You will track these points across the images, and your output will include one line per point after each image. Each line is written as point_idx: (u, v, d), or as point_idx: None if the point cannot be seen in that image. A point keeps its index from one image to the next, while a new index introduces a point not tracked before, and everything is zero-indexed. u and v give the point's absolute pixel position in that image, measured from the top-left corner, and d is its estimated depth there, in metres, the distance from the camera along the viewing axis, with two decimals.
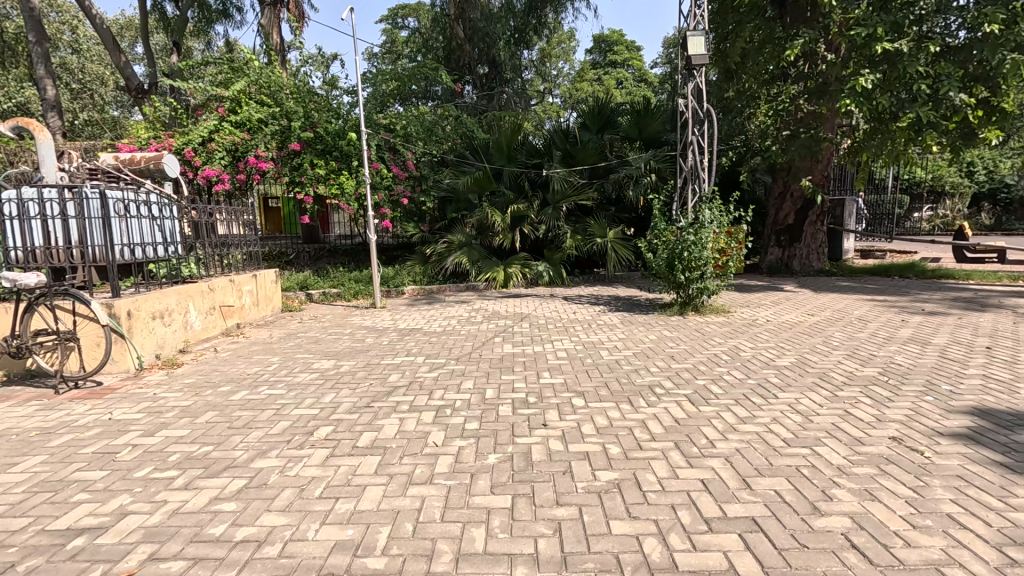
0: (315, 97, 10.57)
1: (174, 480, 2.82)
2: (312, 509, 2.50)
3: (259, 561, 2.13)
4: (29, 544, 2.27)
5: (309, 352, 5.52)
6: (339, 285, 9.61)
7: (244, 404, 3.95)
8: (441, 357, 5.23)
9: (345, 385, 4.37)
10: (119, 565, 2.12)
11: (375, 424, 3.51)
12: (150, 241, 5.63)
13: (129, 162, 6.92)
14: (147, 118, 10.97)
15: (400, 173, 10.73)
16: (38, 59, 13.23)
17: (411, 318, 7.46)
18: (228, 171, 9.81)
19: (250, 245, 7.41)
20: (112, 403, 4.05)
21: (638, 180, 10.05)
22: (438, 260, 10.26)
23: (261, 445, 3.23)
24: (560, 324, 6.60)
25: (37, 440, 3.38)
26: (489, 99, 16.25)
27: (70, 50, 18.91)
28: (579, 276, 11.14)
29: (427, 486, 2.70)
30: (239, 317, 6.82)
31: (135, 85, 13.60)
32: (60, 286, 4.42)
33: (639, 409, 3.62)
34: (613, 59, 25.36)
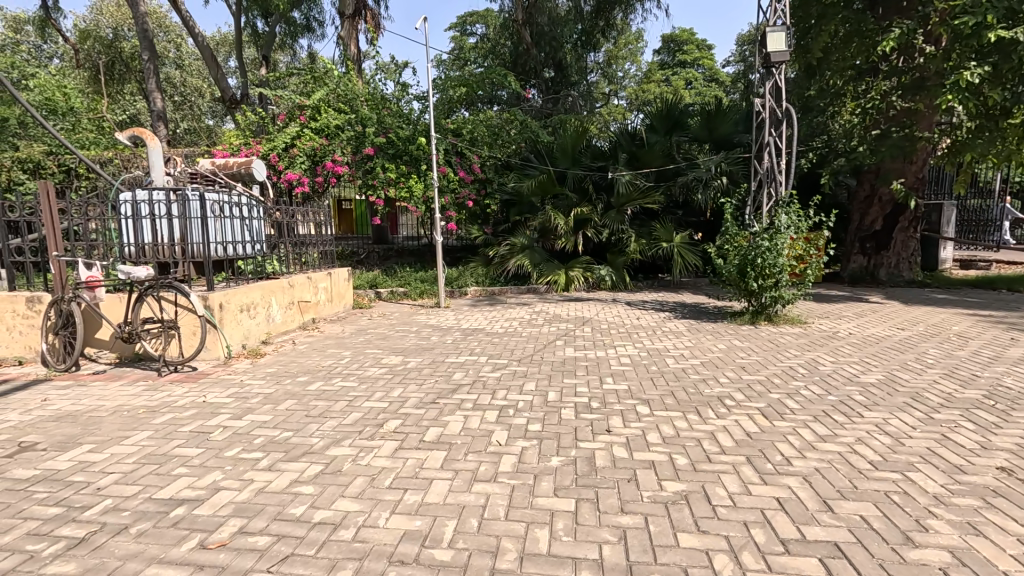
0: (388, 105, 11.03)
1: (259, 461, 3.04)
2: (382, 497, 2.62)
3: (335, 544, 2.25)
4: (139, 510, 2.54)
5: (378, 348, 5.76)
6: (406, 284, 9.98)
7: (320, 395, 4.19)
8: (503, 357, 5.30)
9: (412, 381, 4.54)
10: (213, 536, 2.31)
11: (441, 420, 3.61)
12: (240, 240, 6.11)
13: (224, 167, 7.48)
14: (238, 127, 11.89)
15: (467, 176, 10.98)
16: (148, 73, 14.69)
17: (474, 318, 7.61)
18: (307, 174, 10.44)
19: (325, 245, 7.85)
20: (206, 388, 4.43)
21: (707, 183, 9.74)
22: (501, 262, 10.37)
23: (336, 434, 3.41)
24: (623, 330, 6.50)
25: (144, 417, 3.76)
26: (554, 103, 16.28)
27: (174, 65, 20.86)
28: (643, 281, 10.91)
29: (491, 484, 2.74)
30: (314, 312, 7.25)
31: (229, 94, 14.70)
32: (165, 278, 4.85)
33: (708, 421, 3.49)
34: (682, 59, 24.60)
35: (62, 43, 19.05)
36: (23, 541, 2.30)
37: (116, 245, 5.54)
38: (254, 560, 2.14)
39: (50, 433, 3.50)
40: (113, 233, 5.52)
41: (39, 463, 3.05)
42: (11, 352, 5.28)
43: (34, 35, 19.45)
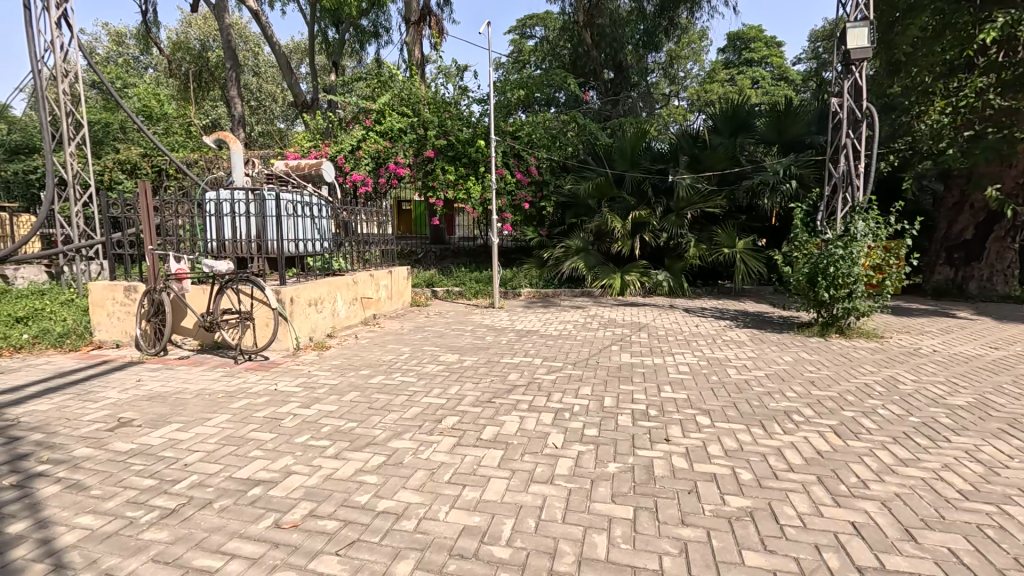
0: (449, 108, 11.29)
1: (326, 449, 3.20)
2: (442, 492, 2.69)
3: (398, 533, 2.33)
4: (221, 487, 2.74)
5: (435, 345, 5.91)
6: (461, 284, 10.18)
7: (381, 388, 4.36)
8: (558, 360, 5.30)
9: (468, 379, 4.62)
10: (286, 517, 2.46)
11: (497, 420, 3.66)
12: (310, 238, 6.45)
13: (297, 168, 7.92)
14: (308, 129, 12.52)
15: (524, 178, 11.04)
16: (231, 81, 15.77)
17: (528, 319, 7.65)
18: (371, 176, 10.84)
19: (386, 244, 8.13)
20: (277, 376, 4.71)
21: (776, 187, 9.30)
22: (555, 264, 10.32)
23: (396, 427, 3.53)
24: (681, 337, 6.33)
25: (223, 401, 4.04)
26: (613, 105, 16.08)
27: (252, 73, 22.29)
28: (702, 287, 10.58)
29: (548, 486, 2.75)
30: (375, 308, 7.53)
31: (301, 99, 15.52)
32: (244, 273, 5.19)
33: (774, 435, 3.34)
34: (749, 57, 23.61)
35: (157, 54, 20.81)
36: (124, 507, 2.53)
37: (198, 240, 5.96)
38: (324, 543, 2.26)
39: (144, 411, 3.83)
40: (197, 229, 5.96)
41: (135, 437, 3.34)
42: (109, 336, 5.83)
43: (134, 48, 21.39)
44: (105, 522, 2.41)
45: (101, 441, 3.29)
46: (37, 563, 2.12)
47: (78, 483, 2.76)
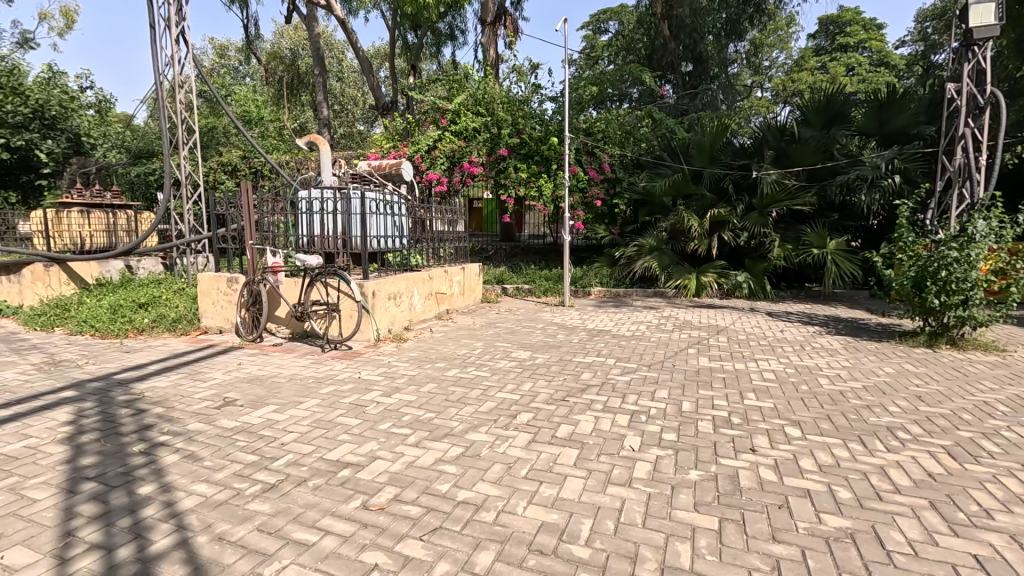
0: (521, 106, 11.39)
1: (408, 437, 3.33)
2: (519, 487, 2.71)
3: (478, 524, 2.38)
4: (314, 466, 2.93)
5: (507, 342, 5.97)
6: (531, 281, 10.22)
7: (457, 381, 4.48)
8: (632, 361, 5.19)
9: (541, 376, 4.63)
10: (373, 499, 2.59)
11: (572, 418, 3.64)
12: (390, 235, 6.73)
13: (379, 168, 8.30)
14: (386, 131, 13.07)
15: (597, 175, 10.91)
16: (319, 87, 16.81)
17: (599, 319, 7.53)
18: (445, 174, 11.12)
19: (460, 241, 8.31)
20: (361, 365, 4.97)
21: (875, 183, 8.51)
22: (627, 263, 10.11)
23: (473, 420, 3.61)
24: (764, 342, 5.98)
25: (313, 386, 4.33)
26: (691, 98, 15.45)
27: (336, 78, 23.67)
28: (786, 290, 9.94)
29: (626, 488, 2.70)
30: (448, 303, 7.74)
31: (382, 102, 16.25)
32: (331, 266, 5.52)
33: (876, 453, 3.07)
34: (844, 42, 21.84)
35: (255, 64, 22.65)
36: (232, 478, 2.78)
37: (289, 237, 6.35)
38: (409, 527, 2.35)
39: (244, 392, 4.18)
40: (289, 226, 6.33)
41: (239, 416, 3.66)
42: (214, 323, 6.41)
43: (235, 59, 23.41)
44: (216, 491, 2.66)
45: (211, 417, 3.63)
46: (163, 523, 2.37)
47: (193, 454, 3.06)
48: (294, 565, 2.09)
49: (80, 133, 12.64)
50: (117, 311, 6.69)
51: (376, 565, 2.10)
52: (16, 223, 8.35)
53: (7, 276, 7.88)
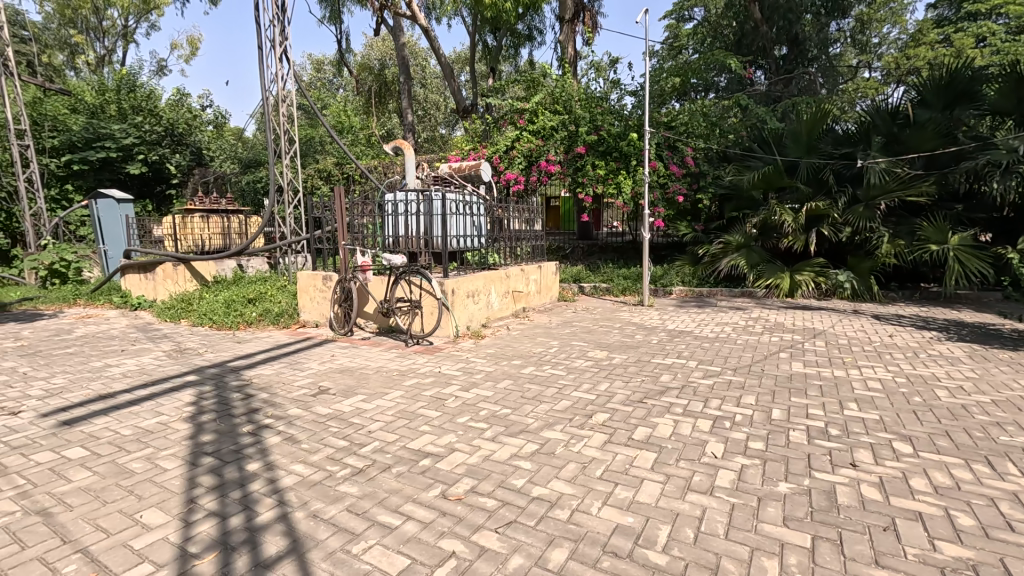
0: (600, 102, 11.23)
1: (484, 431, 3.41)
2: (594, 487, 2.69)
3: (552, 520, 2.40)
4: (397, 454, 3.10)
5: (583, 341, 5.93)
6: (609, 280, 10.04)
7: (533, 378, 4.53)
8: (716, 364, 4.94)
9: (618, 377, 4.55)
10: (452, 489, 2.69)
11: (650, 421, 3.54)
12: (469, 234, 6.91)
13: (459, 170, 8.55)
14: (466, 133, 13.41)
15: (679, 170, 10.52)
16: (405, 94, 17.62)
17: (680, 319, 7.23)
18: (523, 174, 11.23)
19: (537, 239, 8.35)
20: (441, 360, 5.17)
21: (1010, 168, 7.35)
22: (711, 261, 9.61)
23: (548, 417, 3.62)
24: (869, 348, 5.44)
25: (397, 379, 4.57)
26: (785, 84, 14.36)
27: (420, 85, 24.75)
28: (897, 290, 8.95)
29: (707, 497, 2.59)
30: (525, 302, 7.82)
31: (462, 105, 16.69)
32: (414, 265, 5.80)
33: (1006, 477, 2.69)
34: (972, 10, 19.23)
35: (347, 76, 24.19)
36: (325, 461, 3.01)
37: (377, 237, 6.73)
38: (485, 519, 2.42)
39: (336, 381, 4.51)
40: (377, 228, 6.70)
41: (332, 403, 3.95)
42: (311, 317, 6.96)
43: (330, 72, 25.23)
44: (311, 472, 2.89)
45: (308, 404, 3.96)
46: (267, 497, 2.62)
47: (293, 437, 3.35)
48: (379, 545, 2.23)
49: (202, 147, 14.43)
50: (231, 305, 7.47)
51: (453, 552, 2.18)
52: (150, 228, 9.55)
53: (145, 274, 9.08)
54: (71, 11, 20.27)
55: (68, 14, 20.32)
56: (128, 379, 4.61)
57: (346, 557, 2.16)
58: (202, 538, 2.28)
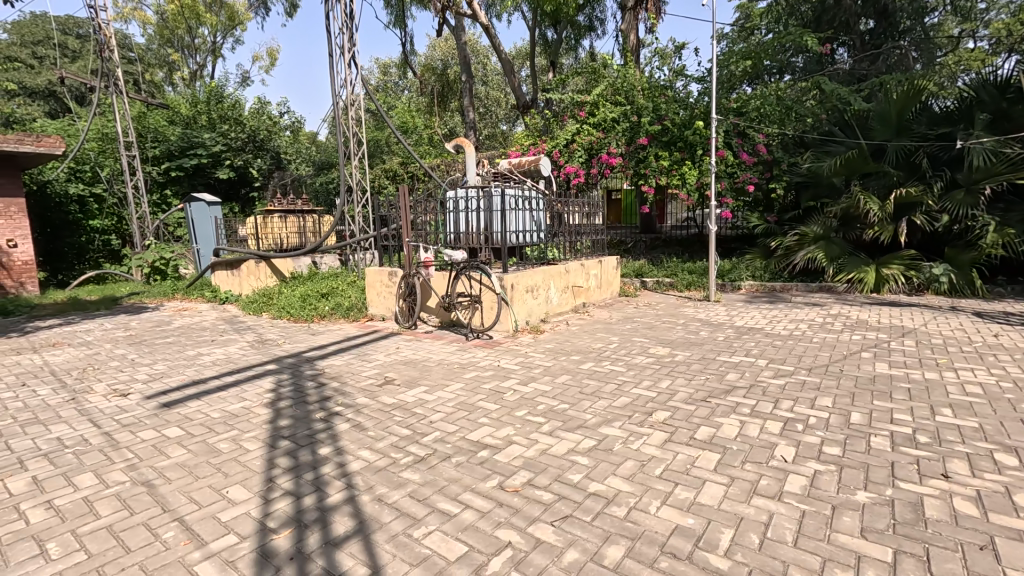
0: (664, 91, 10.88)
1: (542, 425, 3.44)
2: (653, 486, 2.64)
3: (609, 517, 2.38)
4: (457, 445, 3.19)
5: (645, 337, 5.80)
6: (673, 275, 9.70)
7: (592, 374, 4.49)
8: (788, 363, 4.66)
9: (680, 374, 4.42)
10: (509, 481, 2.73)
11: (714, 420, 3.41)
12: (528, 229, 6.88)
13: (518, 165, 8.61)
14: (526, 128, 13.44)
15: (750, 158, 10.01)
16: (466, 93, 17.87)
17: (749, 316, 6.88)
18: (584, 167, 11.10)
19: (597, 234, 8.23)
20: (500, 354, 5.25)
21: None
22: (785, 254, 9.03)
23: (607, 414, 3.58)
24: (969, 348, 4.92)
25: (458, 371, 4.69)
26: (871, 61, 13.20)
27: (481, 83, 25.07)
28: (1005, 284, 8.01)
29: (774, 502, 2.46)
30: (585, 297, 7.75)
31: (523, 101, 16.71)
32: (474, 261, 5.90)
33: None
34: None
35: (412, 77, 24.93)
36: (389, 448, 3.16)
37: (439, 234, 6.85)
38: (541, 511, 2.44)
39: (400, 372, 4.70)
40: (439, 225, 6.81)
41: (397, 394, 4.13)
42: (378, 311, 7.25)
43: (396, 74, 26.12)
44: (376, 458, 3.04)
45: (375, 394, 4.16)
46: (336, 480, 2.79)
47: (360, 425, 3.53)
48: (438, 531, 2.31)
49: (279, 151, 15.38)
50: (306, 300, 7.97)
51: (510, 542, 2.22)
52: (236, 228, 10.35)
53: (232, 271, 9.88)
54: (168, 31, 22.27)
55: (166, 35, 22.37)
56: (217, 367, 5.04)
57: (407, 541, 2.25)
58: (279, 515, 2.46)
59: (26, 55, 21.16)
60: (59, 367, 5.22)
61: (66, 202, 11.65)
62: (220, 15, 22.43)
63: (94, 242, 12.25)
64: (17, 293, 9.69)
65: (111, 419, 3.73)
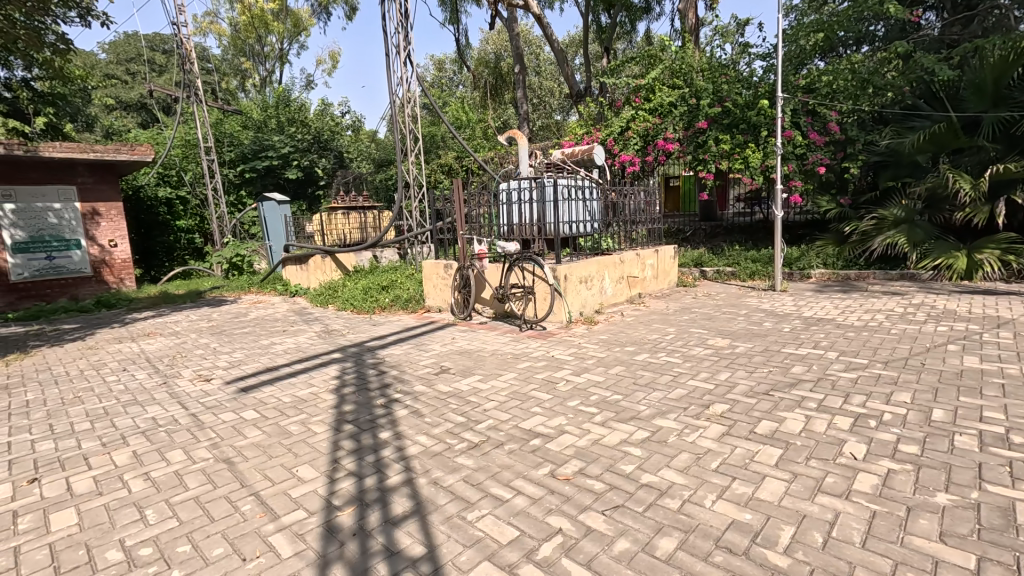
0: (726, 71, 10.36)
1: (594, 416, 3.43)
2: (709, 479, 2.57)
3: (661, 509, 2.35)
4: (510, 433, 3.24)
5: (704, 328, 5.61)
6: (735, 264, 9.29)
7: (646, 365, 4.42)
8: (862, 356, 4.37)
9: (741, 366, 4.25)
10: (561, 469, 2.76)
11: (776, 415, 3.27)
12: (581, 219, 6.80)
13: (571, 155, 8.53)
14: (580, 117, 13.27)
15: (820, 138, 9.40)
16: (520, 84, 17.80)
17: (819, 306, 6.48)
18: (639, 155, 10.82)
19: (654, 222, 8.02)
20: (553, 345, 5.26)
21: None
22: (861, 240, 8.37)
23: (661, 405, 3.52)
24: None
25: (511, 361, 4.76)
26: (965, 24, 11.90)
27: (535, 74, 24.95)
28: None
29: (841, 501, 2.34)
30: (640, 288, 7.60)
31: (576, 90, 16.43)
32: (526, 253, 5.94)
33: None
34: None
35: (467, 72, 25.21)
36: (445, 434, 3.26)
37: (492, 227, 6.85)
38: (592, 500, 2.45)
39: (455, 362, 4.83)
40: (492, 217, 6.81)
41: (452, 382, 4.25)
42: (434, 303, 7.45)
43: (451, 70, 26.51)
44: (432, 443, 3.16)
45: (431, 382, 4.30)
46: (395, 463, 2.93)
47: (418, 411, 3.67)
48: (491, 515, 2.37)
49: (343, 150, 16.23)
50: (368, 292, 8.33)
51: (561, 529, 2.25)
52: (303, 225, 10.96)
53: (301, 266, 10.47)
54: (240, 41, 23.66)
55: (238, 44, 23.80)
56: (288, 356, 5.39)
57: (461, 523, 2.34)
58: (343, 493, 2.63)
59: (121, 72, 23.25)
60: (153, 355, 5.77)
61: (156, 204, 12.76)
62: (286, 23, 23.58)
63: (180, 241, 13.26)
64: (118, 287, 10.76)
65: (197, 402, 4.10)
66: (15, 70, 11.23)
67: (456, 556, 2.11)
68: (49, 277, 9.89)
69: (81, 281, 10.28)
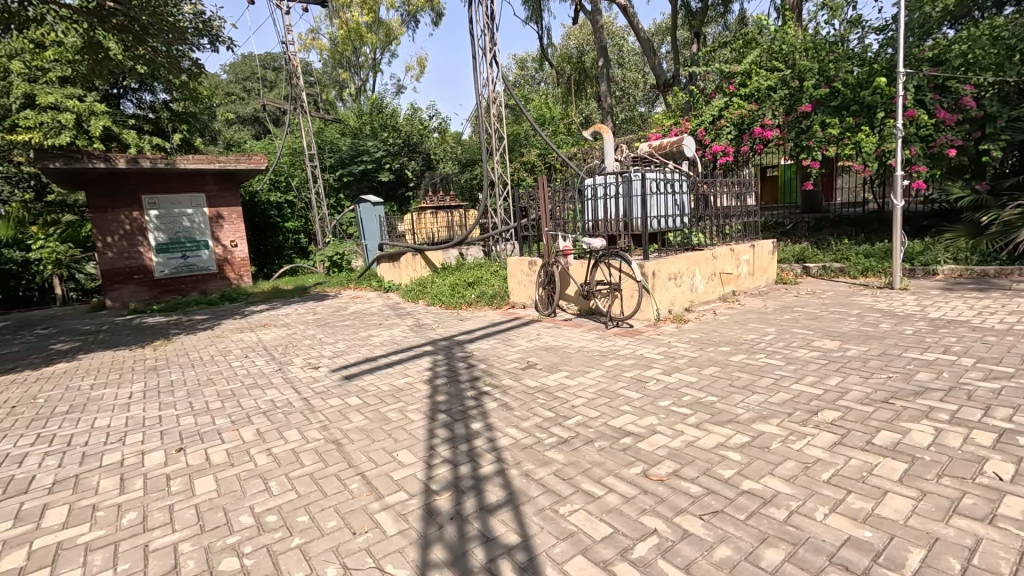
0: (833, 48, 9.43)
1: (688, 417, 3.31)
2: (820, 491, 2.39)
3: (766, 518, 2.22)
4: (599, 430, 3.22)
5: (808, 329, 5.20)
6: (844, 259, 8.46)
7: (743, 366, 4.18)
8: (1005, 364, 3.82)
9: (854, 371, 3.88)
10: (654, 469, 2.69)
11: (898, 425, 2.95)
12: (670, 214, 6.57)
13: (659, 147, 8.25)
14: (668, 108, 12.79)
15: (951, 117, 8.28)
16: (603, 78, 17.47)
17: (948, 306, 5.75)
18: (733, 144, 10.24)
19: (749, 216, 7.53)
20: (641, 343, 5.13)
21: None
22: (1002, 231, 7.30)
23: (761, 409, 3.32)
24: None
25: (598, 358, 4.71)
26: None
27: (618, 66, 24.39)
28: None
29: (982, 526, 2.07)
30: (734, 285, 7.19)
31: (663, 79, 15.81)
32: (612, 248, 5.86)
33: None
34: None
35: (549, 69, 25.23)
36: (534, 428, 3.31)
37: (578, 223, 6.83)
38: (688, 503, 2.37)
39: (542, 357, 4.88)
40: (578, 213, 6.78)
41: (540, 377, 4.30)
42: (519, 299, 7.56)
43: (532, 68, 26.74)
44: (523, 436, 3.22)
45: (519, 376, 4.38)
46: (487, 453, 3.03)
47: (507, 404, 3.76)
48: (583, 510, 2.38)
49: (430, 152, 16.83)
50: (455, 288, 8.64)
51: (656, 530, 2.21)
52: (395, 225, 11.59)
53: (393, 263, 11.11)
54: (338, 54, 25.39)
55: (337, 58, 25.58)
56: (384, 347, 5.74)
57: (554, 516, 2.36)
58: (440, 479, 2.76)
59: (239, 89, 25.87)
60: (269, 344, 6.41)
61: (269, 208, 14.13)
62: (379, 33, 24.86)
63: (288, 241, 14.59)
64: (237, 283, 12.07)
65: (308, 387, 4.49)
66: (158, 94, 12.99)
67: (550, 548, 2.14)
68: (183, 274, 11.29)
69: (208, 278, 11.66)
